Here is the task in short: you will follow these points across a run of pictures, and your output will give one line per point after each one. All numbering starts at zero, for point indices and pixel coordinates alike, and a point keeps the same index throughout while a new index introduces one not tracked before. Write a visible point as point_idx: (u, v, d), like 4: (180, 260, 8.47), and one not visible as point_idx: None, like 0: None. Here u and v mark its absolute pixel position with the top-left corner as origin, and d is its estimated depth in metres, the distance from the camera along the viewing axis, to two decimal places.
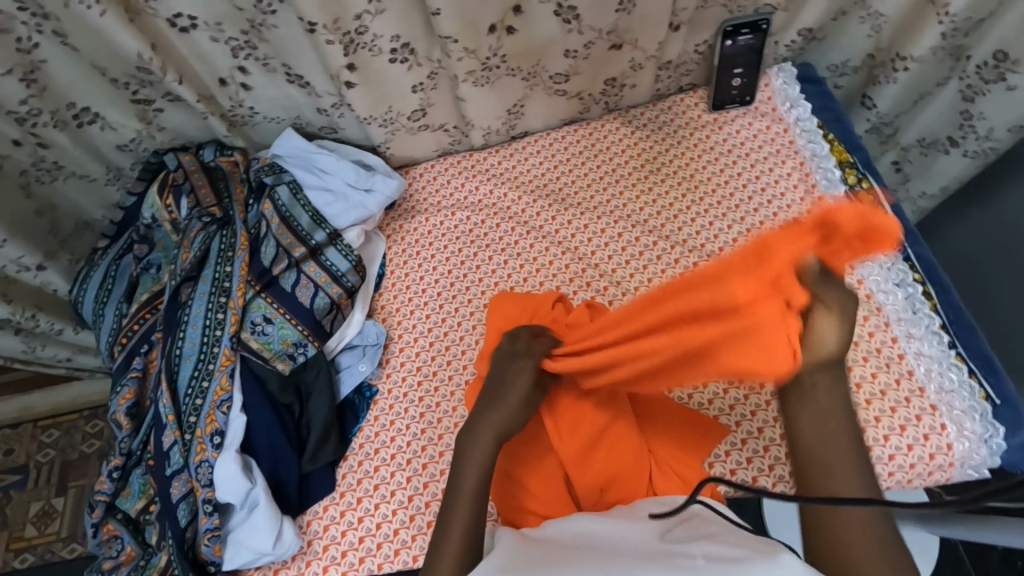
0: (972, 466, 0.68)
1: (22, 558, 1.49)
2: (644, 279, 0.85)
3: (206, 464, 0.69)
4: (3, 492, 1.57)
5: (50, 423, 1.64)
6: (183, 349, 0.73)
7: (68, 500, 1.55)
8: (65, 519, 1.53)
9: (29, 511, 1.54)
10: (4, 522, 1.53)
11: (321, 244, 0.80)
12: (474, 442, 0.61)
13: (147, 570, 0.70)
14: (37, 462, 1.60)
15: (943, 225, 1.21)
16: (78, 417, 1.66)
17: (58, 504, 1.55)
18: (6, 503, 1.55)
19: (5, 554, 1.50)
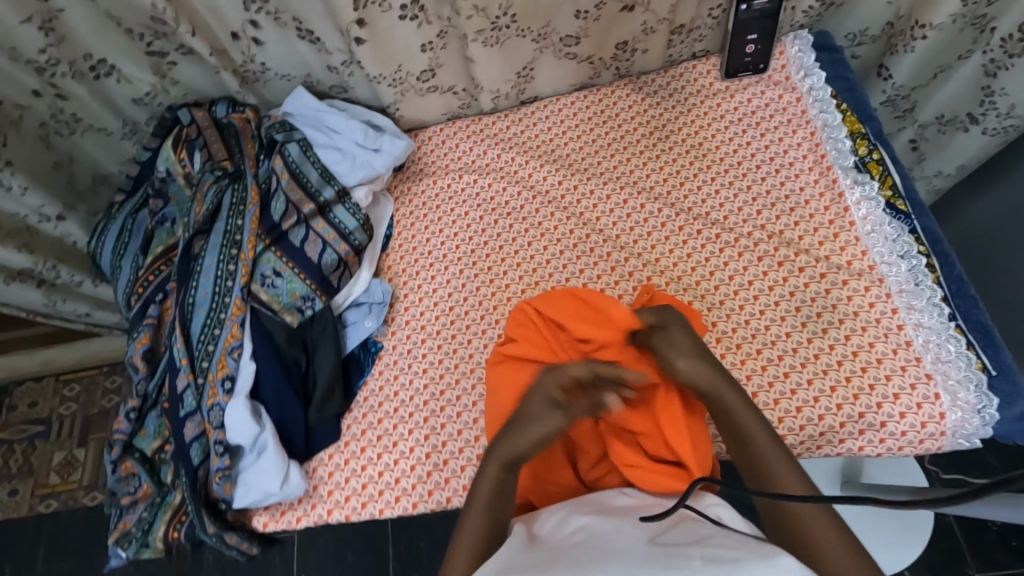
0: (963, 436, 0.69)
1: (47, 503, 1.57)
2: (647, 245, 0.86)
3: (218, 408, 0.72)
4: (29, 441, 1.66)
5: (72, 377, 1.72)
6: (195, 298, 0.76)
7: (89, 452, 1.63)
8: (86, 469, 1.61)
9: (53, 460, 1.62)
10: (30, 470, 1.62)
11: (329, 202, 0.81)
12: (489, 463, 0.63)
13: (162, 507, 0.77)
14: (60, 414, 1.68)
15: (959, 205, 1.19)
16: (98, 373, 1.72)
17: (79, 455, 1.63)
18: (31, 452, 1.64)
19: (32, 499, 1.58)
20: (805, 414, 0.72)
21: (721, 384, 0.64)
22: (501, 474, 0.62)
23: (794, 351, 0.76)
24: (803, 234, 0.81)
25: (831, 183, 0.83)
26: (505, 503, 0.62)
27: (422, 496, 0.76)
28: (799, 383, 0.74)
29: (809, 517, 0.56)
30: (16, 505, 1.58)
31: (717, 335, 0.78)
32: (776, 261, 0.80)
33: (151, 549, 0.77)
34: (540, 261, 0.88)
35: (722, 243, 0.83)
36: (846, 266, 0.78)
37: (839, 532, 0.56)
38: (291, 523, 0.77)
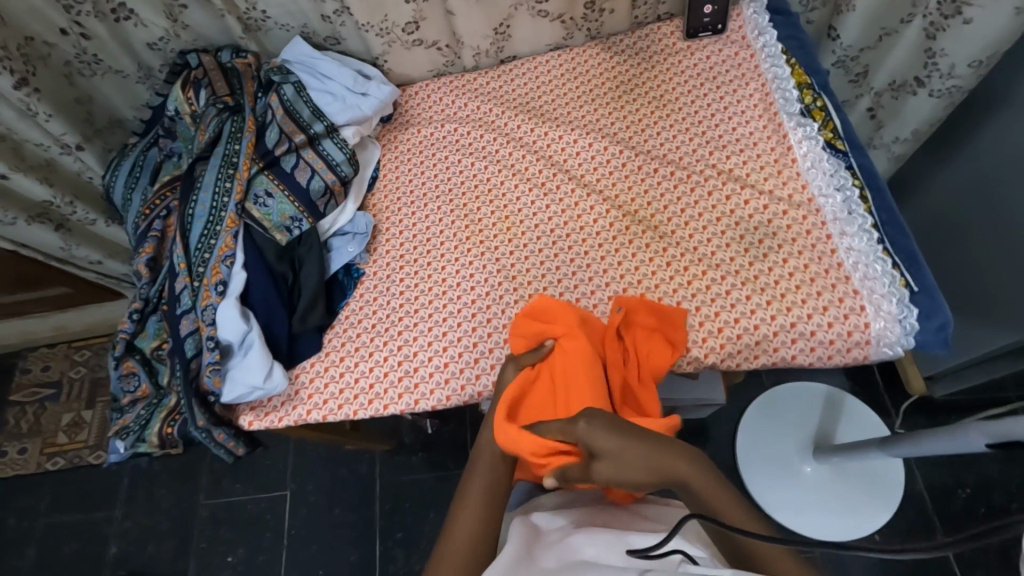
0: (887, 344, 0.76)
1: (54, 461, 1.83)
2: (608, 183, 0.93)
3: (211, 308, 0.80)
4: (40, 402, 1.92)
5: (83, 344, 2.00)
6: (195, 212, 0.84)
7: (94, 415, 1.90)
8: (91, 430, 1.87)
9: (61, 421, 1.89)
10: (39, 429, 1.88)
11: (318, 135, 0.90)
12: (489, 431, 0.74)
13: (158, 407, 0.85)
14: (70, 377, 1.96)
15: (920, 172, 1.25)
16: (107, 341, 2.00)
17: (85, 417, 1.89)
18: (42, 412, 1.91)
19: (40, 457, 1.84)
20: (742, 324, 0.79)
21: (661, 455, 0.60)
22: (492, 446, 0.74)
23: (736, 273, 0.82)
24: (750, 172, 0.89)
25: (777, 127, 0.91)
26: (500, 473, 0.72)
27: (393, 399, 0.84)
28: (739, 298, 0.81)
29: (774, 556, 0.57)
30: (25, 461, 1.84)
31: (666, 259, 0.85)
32: (723, 195, 0.87)
33: (146, 444, 0.85)
34: (510, 199, 0.96)
35: (675, 180, 0.90)
36: (787, 199, 0.85)
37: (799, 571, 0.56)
38: (274, 422, 0.84)
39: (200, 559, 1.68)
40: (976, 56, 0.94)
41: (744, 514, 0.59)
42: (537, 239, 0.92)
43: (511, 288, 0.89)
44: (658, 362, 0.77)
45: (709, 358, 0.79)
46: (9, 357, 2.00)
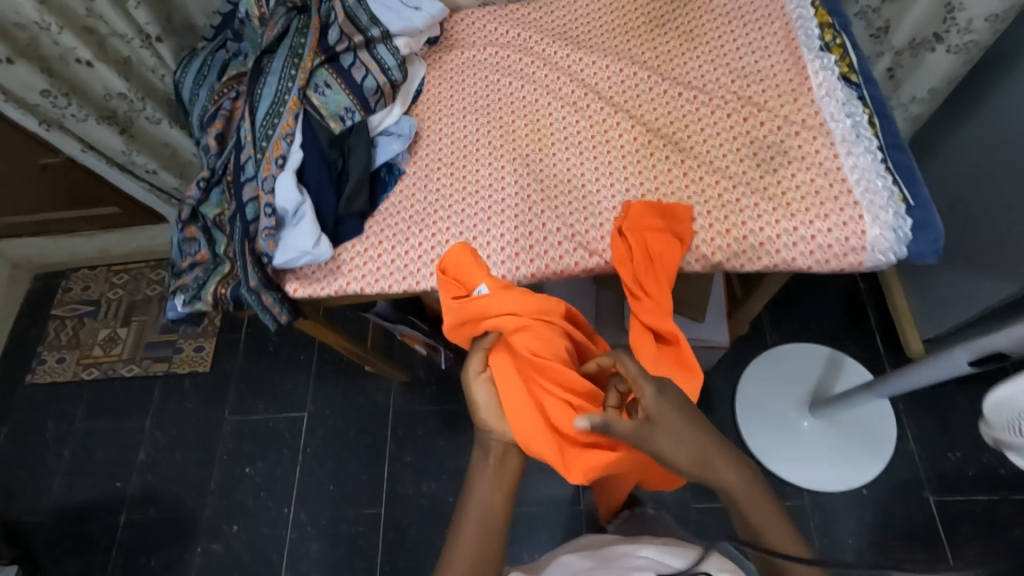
0: (881, 251, 0.82)
1: (90, 371, 1.93)
2: (636, 104, 1.01)
3: (271, 178, 0.90)
4: (80, 318, 2.02)
5: (121, 268, 2.08)
6: (262, 94, 0.94)
7: (130, 331, 1.98)
8: (126, 345, 1.96)
9: (99, 335, 1.99)
10: (78, 342, 1.98)
11: (375, 39, 1.00)
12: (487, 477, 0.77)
13: (215, 271, 0.95)
14: (108, 297, 2.05)
15: (943, 132, 1.29)
16: (144, 266, 2.08)
17: (121, 333, 1.98)
18: (81, 328, 2.00)
19: (77, 367, 1.94)
20: (749, 227, 0.86)
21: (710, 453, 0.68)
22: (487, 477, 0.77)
23: (747, 183, 0.89)
24: (769, 98, 0.95)
25: (798, 61, 0.97)
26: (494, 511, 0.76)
27: (424, 277, 0.93)
28: (747, 205, 0.88)
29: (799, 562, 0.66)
30: (64, 370, 1.94)
31: (683, 171, 0.92)
32: (742, 117, 0.94)
33: (201, 302, 0.94)
34: (543, 114, 1.04)
35: (698, 102, 0.98)
36: (801, 122, 0.92)
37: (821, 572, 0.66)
38: (317, 290, 0.94)
39: (221, 470, 1.74)
40: (992, 10, 0.99)
41: (780, 524, 0.68)
42: (565, 150, 1.00)
43: (538, 191, 0.97)
44: (670, 257, 0.86)
45: (715, 257, 0.87)
46: (54, 275, 2.10)
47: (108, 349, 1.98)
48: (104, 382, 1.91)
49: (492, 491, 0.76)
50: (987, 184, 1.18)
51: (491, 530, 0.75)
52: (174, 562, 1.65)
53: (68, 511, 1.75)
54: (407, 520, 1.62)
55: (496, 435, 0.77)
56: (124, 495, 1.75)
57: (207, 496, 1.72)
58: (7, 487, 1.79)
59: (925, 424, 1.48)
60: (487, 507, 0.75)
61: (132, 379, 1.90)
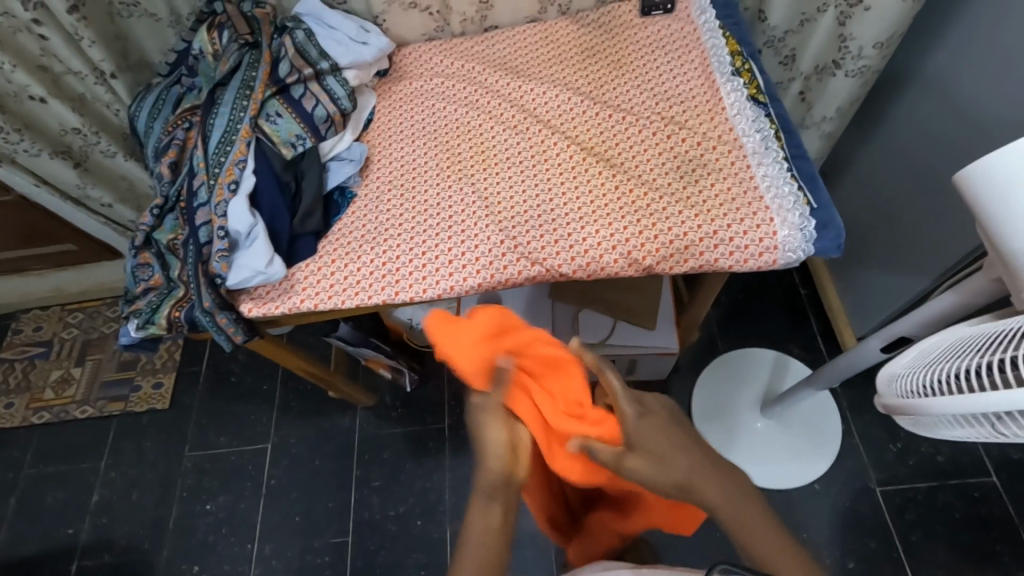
0: (791, 250, 0.91)
1: (40, 415, 1.86)
2: (572, 125, 1.09)
3: (224, 202, 0.94)
4: (30, 360, 1.96)
5: (76, 307, 2.04)
6: (214, 124, 0.99)
7: (84, 371, 1.93)
8: (79, 386, 1.91)
9: (50, 376, 1.93)
10: (28, 384, 1.92)
11: (324, 71, 1.06)
12: (479, 541, 0.65)
13: (168, 295, 0.97)
14: (61, 338, 2.00)
15: (854, 146, 1.41)
16: (100, 304, 2.05)
17: (75, 373, 1.93)
18: (31, 370, 1.95)
19: (27, 411, 1.87)
20: (675, 232, 0.94)
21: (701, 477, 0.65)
22: (478, 537, 0.65)
23: (672, 193, 0.98)
24: (689, 118, 1.05)
25: (713, 84, 1.08)
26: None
27: (377, 291, 0.97)
28: (673, 213, 0.96)
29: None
30: (12, 415, 1.87)
31: (615, 184, 1.00)
32: (665, 134, 1.04)
33: (154, 326, 0.96)
34: (487, 137, 1.11)
35: (627, 123, 1.07)
36: (718, 138, 1.02)
37: None
38: (271, 309, 0.97)
39: (181, 508, 1.69)
40: (879, 37, 1.11)
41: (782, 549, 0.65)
42: (507, 169, 1.07)
43: (484, 207, 1.03)
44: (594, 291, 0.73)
45: (647, 261, 0.95)
46: (2, 318, 2.05)
47: (60, 390, 1.92)
48: (55, 425, 1.85)
49: (480, 565, 0.63)
50: (892, 191, 1.30)
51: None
52: None
53: (15, 563, 1.66)
54: (374, 546, 1.59)
55: (489, 494, 0.65)
56: (76, 542, 1.68)
57: (166, 536, 1.66)
58: None
59: (868, 419, 1.54)
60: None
61: (85, 420, 1.84)
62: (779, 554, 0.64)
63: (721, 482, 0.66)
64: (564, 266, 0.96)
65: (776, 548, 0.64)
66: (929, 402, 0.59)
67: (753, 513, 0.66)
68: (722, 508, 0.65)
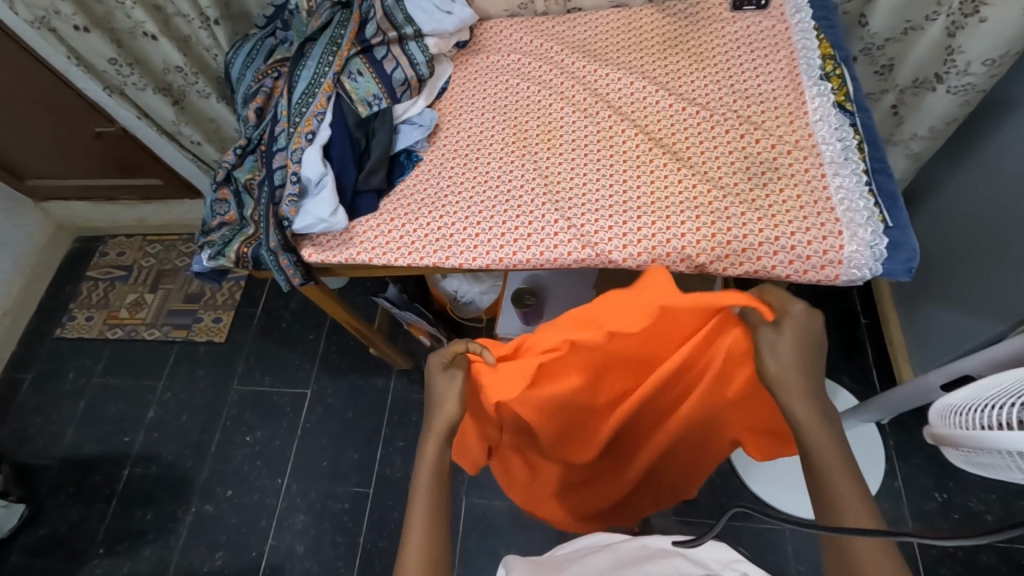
0: (856, 267, 0.87)
1: (114, 331, 2.04)
2: (642, 114, 1.08)
3: (300, 150, 0.99)
4: (112, 281, 2.15)
5: (155, 239, 2.22)
6: (301, 75, 1.04)
7: (155, 298, 2.10)
8: (150, 310, 2.08)
9: (127, 298, 2.11)
10: (108, 302, 2.11)
11: (407, 36, 1.09)
12: (427, 444, 0.73)
13: (240, 232, 1.04)
14: (140, 264, 2.17)
15: (944, 172, 1.31)
16: (177, 238, 2.22)
17: (147, 298, 2.10)
18: (112, 290, 2.13)
19: (104, 325, 2.06)
20: (734, 233, 0.92)
21: (807, 388, 0.67)
22: (438, 451, 0.72)
23: (736, 192, 0.95)
24: (766, 119, 1.01)
25: (797, 86, 1.03)
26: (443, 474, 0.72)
27: (428, 254, 1.00)
28: (734, 213, 0.93)
29: (867, 552, 0.59)
30: (90, 328, 2.06)
31: (679, 177, 0.99)
32: (738, 134, 1.01)
33: (224, 258, 1.03)
34: (556, 118, 1.11)
35: (700, 118, 1.04)
36: (794, 143, 0.98)
37: (888, 552, 0.59)
38: (330, 257, 1.02)
39: (223, 436, 1.82)
40: (990, 54, 1.03)
41: (862, 503, 0.63)
42: (571, 151, 1.07)
43: (543, 186, 1.04)
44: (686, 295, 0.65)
45: (700, 258, 0.93)
46: (92, 240, 2.25)
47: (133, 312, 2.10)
48: (125, 342, 2.03)
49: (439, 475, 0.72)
50: (978, 225, 1.20)
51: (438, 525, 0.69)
52: (167, 517, 1.72)
53: (76, 459, 1.85)
54: (391, 501, 1.66)
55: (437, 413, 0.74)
56: (129, 451, 1.84)
57: (206, 460, 1.80)
58: (23, 432, 1.90)
59: (914, 463, 1.45)
60: (433, 473, 0.72)
61: (150, 342, 2.01)
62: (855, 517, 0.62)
63: (816, 413, 0.67)
64: (615, 253, 0.96)
65: (853, 498, 0.63)
66: (969, 434, 0.60)
67: (838, 452, 0.65)
68: (814, 437, 0.66)
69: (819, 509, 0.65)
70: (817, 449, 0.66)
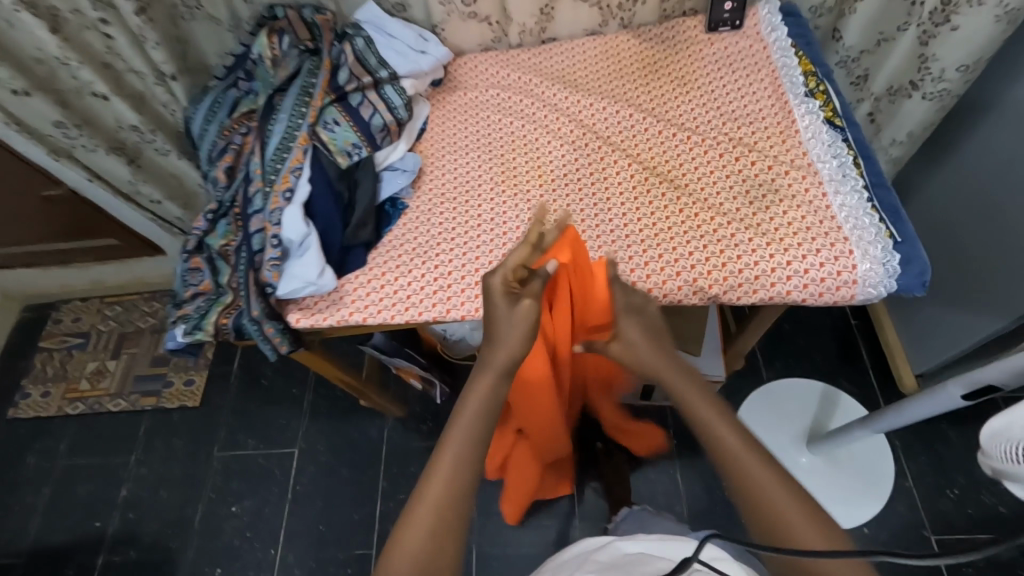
0: (872, 285, 0.85)
1: (75, 406, 1.88)
2: (632, 144, 1.05)
3: (279, 210, 0.92)
4: (68, 350, 1.99)
5: (115, 300, 2.08)
6: (272, 129, 0.97)
7: (118, 364, 1.95)
8: (113, 379, 1.92)
9: (87, 367, 1.95)
10: (65, 374, 1.95)
11: (383, 80, 1.04)
12: (485, 370, 0.73)
13: (218, 300, 0.96)
14: (99, 329, 2.03)
15: (923, 173, 1.33)
16: (138, 297, 2.08)
17: (110, 365, 1.95)
18: (69, 360, 1.97)
19: (62, 401, 1.90)
20: (743, 259, 0.89)
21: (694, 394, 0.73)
22: (496, 383, 0.73)
23: (740, 219, 0.93)
24: (759, 140, 1.00)
25: (785, 105, 1.02)
26: (493, 408, 0.71)
27: (428, 307, 0.94)
28: (742, 239, 0.91)
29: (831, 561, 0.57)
30: (47, 405, 1.90)
31: (679, 206, 0.96)
32: (733, 157, 0.99)
33: (202, 332, 0.95)
34: (545, 154, 1.07)
35: (691, 143, 1.02)
36: (790, 162, 0.96)
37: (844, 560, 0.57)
38: (319, 320, 0.95)
39: (207, 509, 1.69)
40: (963, 61, 1.05)
41: (806, 517, 0.61)
42: (565, 186, 1.03)
43: None
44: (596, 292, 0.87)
45: (712, 290, 0.89)
46: (44, 307, 2.09)
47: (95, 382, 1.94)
48: (89, 415, 1.87)
49: (473, 431, 0.68)
50: (972, 227, 1.20)
51: (451, 517, 0.62)
52: None
53: (41, 554, 1.67)
54: None
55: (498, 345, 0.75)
56: (103, 535, 1.68)
57: (191, 537, 1.66)
58: None
59: (922, 462, 1.45)
60: (482, 408, 0.70)
61: (117, 414, 1.86)
62: (799, 531, 0.60)
63: (718, 414, 0.70)
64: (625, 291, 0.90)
65: (798, 517, 0.61)
66: None
67: (766, 469, 0.64)
68: (720, 442, 0.68)
69: (759, 525, 0.63)
70: (747, 467, 0.65)
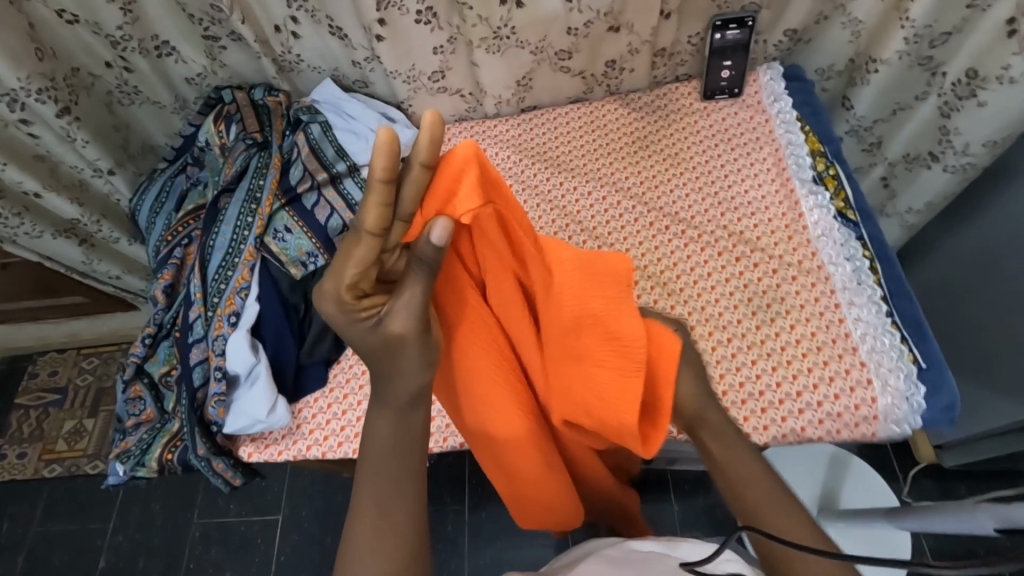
0: (894, 420, 0.75)
1: (51, 468, 1.67)
2: (620, 238, 0.94)
3: (222, 337, 0.83)
4: (44, 408, 1.78)
5: (93, 350, 1.86)
6: (215, 241, 0.89)
7: (97, 423, 1.74)
8: (91, 439, 1.71)
9: (63, 427, 1.74)
10: (41, 434, 1.73)
11: (340, 174, 0.92)
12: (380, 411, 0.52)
13: (161, 431, 0.86)
14: (75, 384, 1.81)
15: None
16: (116, 349, 1.86)
17: (88, 424, 1.74)
18: (45, 418, 1.76)
19: (38, 463, 1.68)
20: (747, 388, 0.78)
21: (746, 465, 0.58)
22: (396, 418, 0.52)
23: (742, 335, 0.82)
24: (761, 236, 0.89)
25: (789, 193, 0.92)
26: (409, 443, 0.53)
27: None
28: (744, 362, 0.80)
29: None
30: (23, 467, 1.68)
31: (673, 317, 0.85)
32: (733, 257, 0.88)
33: (144, 468, 0.85)
34: None
35: (686, 238, 0.91)
36: (797, 265, 0.86)
37: None
38: (273, 454, 0.83)
39: None
40: (990, 137, 0.94)
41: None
42: None
43: None
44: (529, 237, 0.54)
45: None
46: (19, 359, 1.87)
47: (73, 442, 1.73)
48: (65, 479, 1.66)
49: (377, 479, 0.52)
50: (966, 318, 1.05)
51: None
52: None
53: None
54: None
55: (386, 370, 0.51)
56: None
57: None
58: None
59: None
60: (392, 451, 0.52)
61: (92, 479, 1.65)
62: None
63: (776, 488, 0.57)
64: None
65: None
66: None
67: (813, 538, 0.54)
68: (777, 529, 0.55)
69: None
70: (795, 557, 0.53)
